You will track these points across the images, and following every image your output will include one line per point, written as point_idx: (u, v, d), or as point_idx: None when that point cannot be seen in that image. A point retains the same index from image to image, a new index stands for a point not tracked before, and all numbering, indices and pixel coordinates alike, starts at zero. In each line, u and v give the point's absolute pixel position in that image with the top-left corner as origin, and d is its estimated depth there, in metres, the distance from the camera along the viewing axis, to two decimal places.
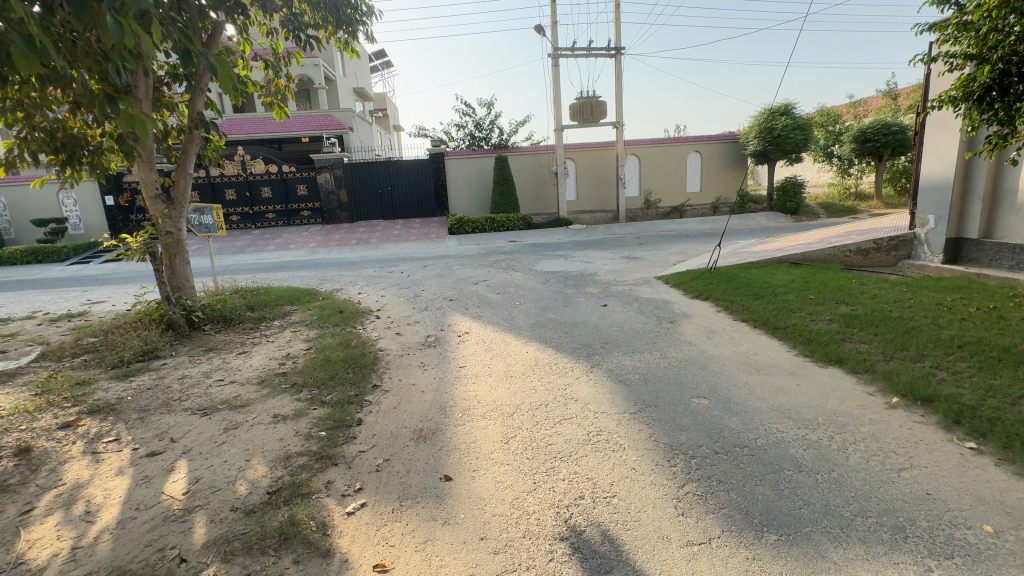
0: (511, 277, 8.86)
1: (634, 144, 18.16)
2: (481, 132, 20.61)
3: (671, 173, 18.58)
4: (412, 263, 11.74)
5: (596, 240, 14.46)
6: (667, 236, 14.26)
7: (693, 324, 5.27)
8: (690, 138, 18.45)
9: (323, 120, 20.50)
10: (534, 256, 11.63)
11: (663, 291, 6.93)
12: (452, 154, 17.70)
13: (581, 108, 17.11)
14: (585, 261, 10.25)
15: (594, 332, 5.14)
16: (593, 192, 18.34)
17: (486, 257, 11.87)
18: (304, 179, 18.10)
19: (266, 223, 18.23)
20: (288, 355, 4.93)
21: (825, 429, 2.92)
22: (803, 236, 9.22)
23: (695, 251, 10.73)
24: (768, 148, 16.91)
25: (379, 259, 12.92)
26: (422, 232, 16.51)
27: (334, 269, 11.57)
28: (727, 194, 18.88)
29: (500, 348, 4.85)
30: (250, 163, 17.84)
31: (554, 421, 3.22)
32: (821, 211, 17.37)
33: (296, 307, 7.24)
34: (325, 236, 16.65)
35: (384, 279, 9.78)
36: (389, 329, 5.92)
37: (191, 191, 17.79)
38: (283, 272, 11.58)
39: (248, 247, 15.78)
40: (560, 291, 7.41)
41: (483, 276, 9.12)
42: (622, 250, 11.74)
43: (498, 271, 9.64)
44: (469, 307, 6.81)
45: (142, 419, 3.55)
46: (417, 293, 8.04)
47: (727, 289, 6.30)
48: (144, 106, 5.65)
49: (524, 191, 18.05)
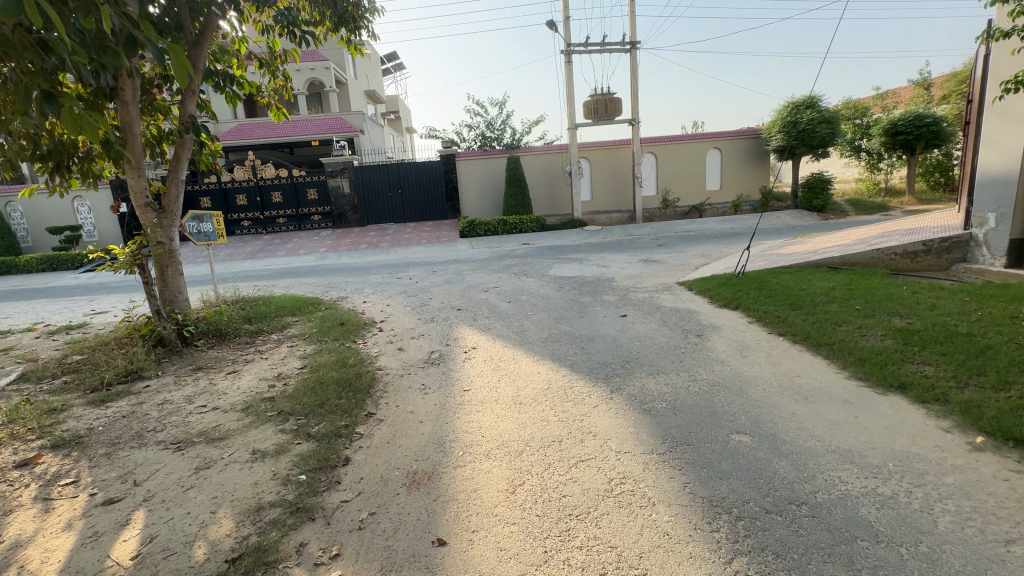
0: (523, 283, 8.42)
1: (651, 141, 17.56)
2: (493, 132, 20.20)
3: (689, 171, 17.93)
4: (421, 268, 11.38)
5: (612, 242, 13.93)
6: (687, 237, 13.68)
7: (723, 338, 4.75)
8: (710, 134, 17.76)
9: (333, 123, 20.35)
10: (548, 259, 11.17)
11: (686, 299, 6.41)
12: (463, 155, 17.33)
13: (595, 105, 16.59)
14: (601, 265, 9.75)
15: (613, 348, 4.66)
16: (609, 192, 17.78)
17: (497, 261, 11.45)
18: (314, 183, 17.92)
19: (277, 229, 18.10)
20: (280, 375, 4.55)
21: (899, 480, 2.40)
22: (838, 236, 8.59)
23: (718, 254, 10.15)
24: (792, 143, 16.20)
25: (388, 264, 12.60)
26: (433, 235, 16.17)
27: (342, 275, 11.27)
28: (749, 192, 18.15)
29: (510, 368, 4.40)
30: (261, 168, 17.74)
31: (569, 464, 2.75)
32: (850, 208, 16.55)
33: (296, 318, 6.90)
34: (336, 241, 16.42)
35: (392, 286, 9.43)
36: (392, 344, 5.52)
37: (203, 197, 17.76)
38: (290, 279, 11.32)
39: (258, 253, 15.63)
40: (575, 300, 6.94)
41: (493, 283, 8.70)
42: (640, 253, 11.21)
43: (510, 276, 9.21)
44: (478, 317, 6.39)
45: (107, 455, 3.20)
46: (424, 302, 7.66)
47: (758, 297, 5.77)
48: (132, 110, 5.36)
49: (537, 192, 17.56)
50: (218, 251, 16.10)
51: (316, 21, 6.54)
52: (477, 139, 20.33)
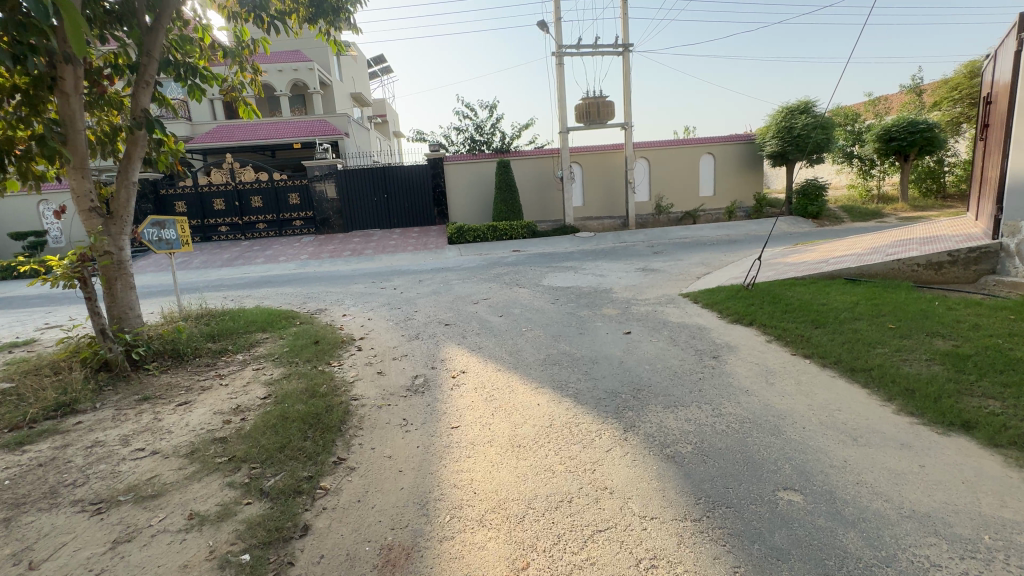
0: (515, 295, 7.90)
1: (644, 146, 17.21)
2: (482, 136, 19.70)
3: (683, 176, 17.60)
4: (407, 277, 10.79)
5: (605, 249, 13.48)
6: (683, 244, 13.30)
7: (743, 361, 4.25)
8: (703, 139, 17.47)
9: (317, 126, 19.70)
10: (540, 268, 10.65)
11: (693, 314, 5.93)
12: (451, 159, 16.82)
13: (588, 108, 16.18)
14: (597, 275, 9.26)
15: (621, 373, 4.13)
16: (601, 197, 17.37)
17: (487, 270, 10.90)
18: (296, 187, 17.23)
19: (256, 234, 17.35)
20: (238, 408, 3.93)
21: (1004, 564, 1.91)
22: (845, 244, 8.20)
23: (718, 262, 9.73)
24: (787, 149, 15.97)
25: (372, 272, 11.98)
26: (420, 242, 15.58)
27: (322, 285, 10.63)
28: (743, 198, 17.87)
29: (506, 398, 3.83)
30: (240, 171, 17.02)
31: (583, 537, 2.21)
32: (844, 215, 16.34)
33: (266, 335, 6.26)
34: (318, 247, 15.76)
35: (375, 297, 8.82)
36: (370, 366, 4.92)
37: (178, 201, 16.98)
38: (266, 288, 10.65)
39: (235, 261, 14.91)
40: (572, 314, 6.43)
41: (484, 294, 8.16)
42: (636, 261, 10.76)
43: (501, 287, 8.67)
44: (467, 334, 5.84)
45: (5, 523, 2.57)
46: (409, 316, 7.09)
47: (773, 311, 5.30)
48: (75, 102, 4.72)
49: (528, 198, 17.07)
50: (193, 258, 15.32)
51: (289, 9, 5.99)
52: (465, 143, 19.81)
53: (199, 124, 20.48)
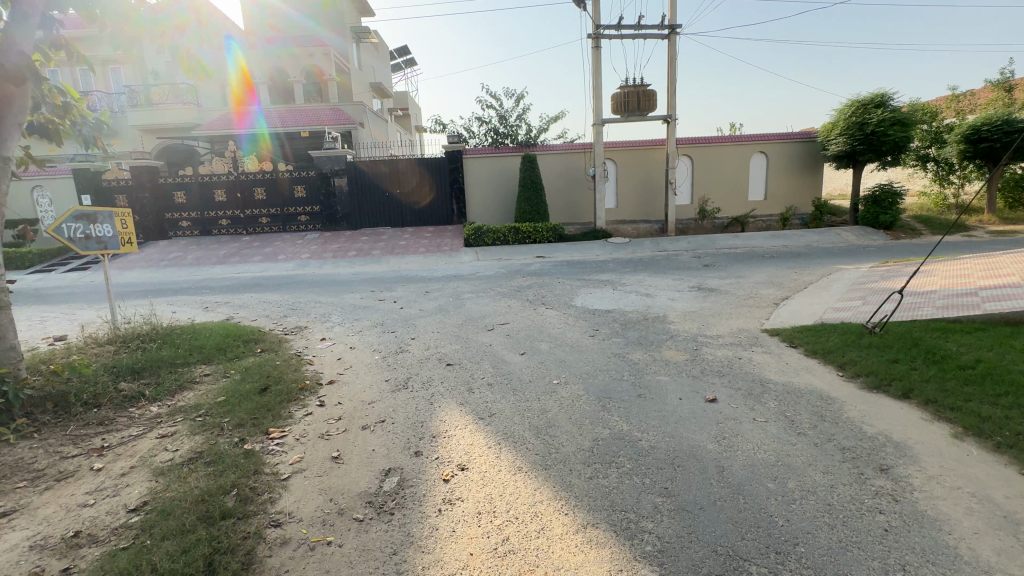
0: (542, 319, 6.20)
1: (688, 142, 15.28)
2: (506, 128, 18.00)
3: (731, 178, 15.62)
4: (412, 286, 9.25)
5: (644, 259, 11.70)
6: (735, 256, 11.43)
7: (940, 483, 2.47)
8: (755, 136, 15.46)
9: (330, 116, 18.40)
10: (570, 281, 8.92)
11: (799, 369, 4.14)
12: (472, 152, 15.23)
13: (626, 98, 14.34)
14: (641, 294, 7.50)
15: (733, 504, 2.38)
16: (637, 199, 15.52)
17: (507, 281, 9.22)
18: (302, 178, 15.82)
19: (259, 230, 16.03)
20: (73, 540, 2.32)
21: None
22: (978, 267, 6.26)
23: (793, 282, 7.86)
24: (856, 148, 13.84)
25: (375, 277, 10.52)
26: (433, 243, 14.02)
27: (314, 292, 9.18)
28: (799, 204, 15.80)
29: (530, 555, 2.13)
30: (243, 160, 15.70)
31: None
32: (921, 226, 14.18)
33: (207, 370, 4.66)
34: (322, 245, 14.38)
35: (370, 313, 7.23)
36: (326, 443, 3.25)
37: (177, 191, 15.84)
38: (250, 294, 9.26)
39: (230, 258, 13.69)
40: (619, 355, 4.70)
41: (500, 315, 6.51)
42: (687, 276, 8.95)
43: (524, 306, 6.99)
44: (477, 383, 4.18)
45: None
46: (403, 345, 5.46)
47: (939, 377, 3.48)
48: None
49: (555, 197, 15.31)
50: (187, 254, 14.17)
51: None
52: (488, 135, 18.12)
53: (207, 111, 19.39)
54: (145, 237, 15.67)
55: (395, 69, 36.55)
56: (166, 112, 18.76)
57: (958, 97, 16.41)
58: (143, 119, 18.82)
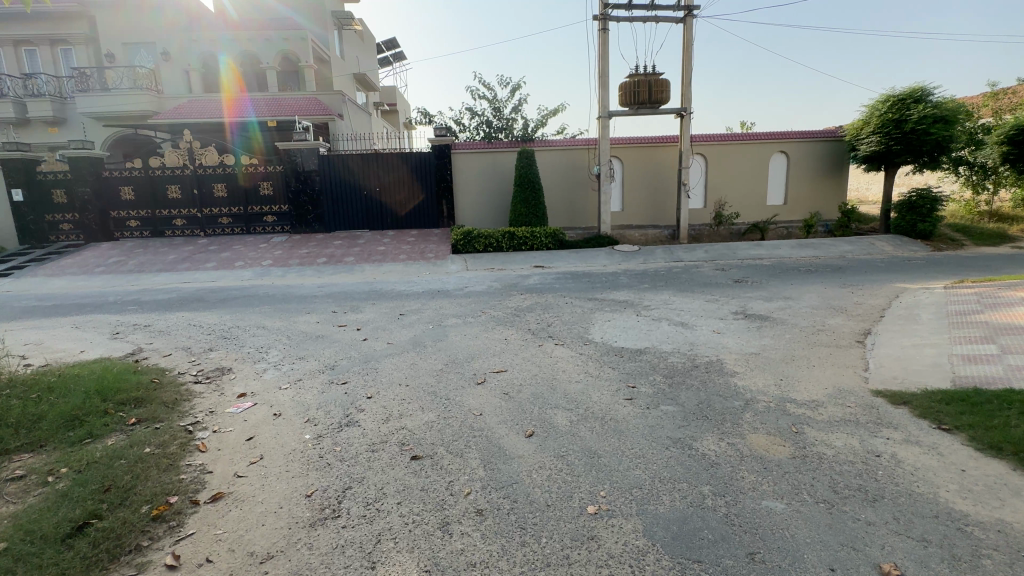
0: (551, 365, 4.52)
1: (703, 140, 13.73)
2: (500, 121, 16.30)
3: (748, 179, 14.09)
4: (384, 304, 7.55)
5: (659, 271, 10.10)
6: (764, 269, 9.89)
7: None
8: (776, 134, 13.97)
9: (306, 105, 16.69)
10: (579, 301, 7.26)
11: (996, 487, 2.49)
12: (461, 146, 13.55)
13: (636, 88, 12.75)
14: (674, 322, 5.87)
15: None
16: (645, 202, 13.93)
17: (500, 300, 7.55)
18: (268, 174, 13.99)
19: (218, 231, 14.14)
20: None
21: None
22: None
23: (861, 309, 6.29)
24: (893, 148, 12.37)
25: (342, 292, 8.78)
26: (416, 248, 12.31)
27: (260, 312, 7.40)
28: (823, 209, 14.34)
29: None
30: (200, 152, 13.84)
31: None
32: (961, 236, 12.76)
33: (23, 469, 2.90)
34: (289, 249, 12.60)
35: (320, 347, 5.49)
36: None
37: (125, 186, 13.95)
38: (180, 314, 7.47)
39: (180, 264, 11.84)
40: (682, 445, 2.99)
41: (492, 356, 4.81)
42: (721, 297, 7.33)
43: (524, 340, 5.30)
44: (458, 510, 2.45)
45: None
46: (352, 411, 3.70)
47: None
48: None
49: (553, 198, 13.64)
50: (131, 258, 12.29)
51: None
52: (479, 129, 16.41)
53: (168, 98, 17.47)
54: (86, 238, 13.73)
55: (381, 63, 34.75)
56: (120, 98, 16.79)
57: (995, 95, 14.99)
58: (94, 104, 16.85)
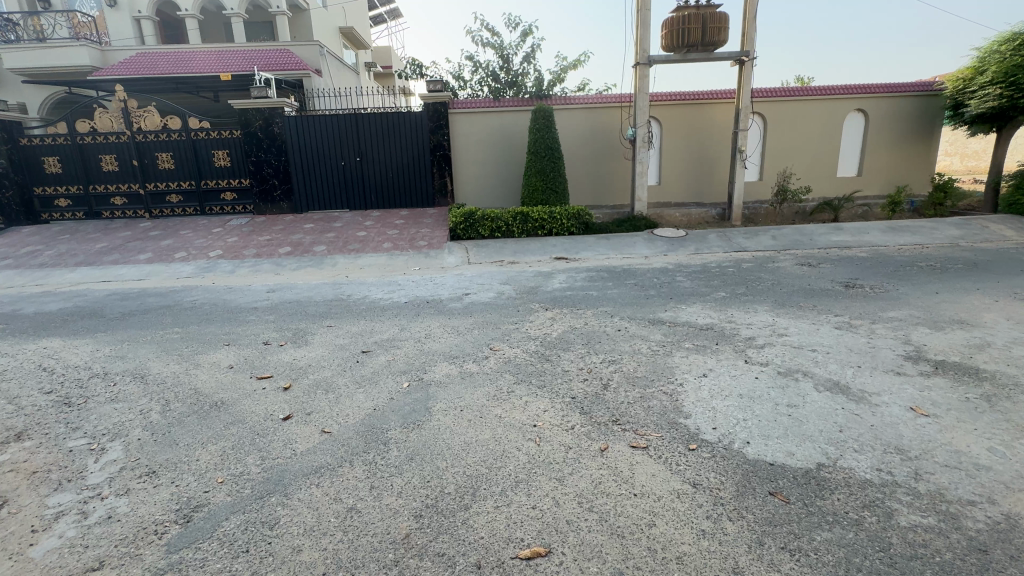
0: (645, 531, 2.10)
1: (763, 94, 10.92)
2: (509, 74, 13.42)
3: (818, 145, 11.32)
4: (345, 328, 5.09)
5: (725, 266, 7.56)
6: (869, 264, 7.33)
7: None
8: (856, 86, 11.11)
9: (275, 58, 13.91)
10: (639, 324, 4.77)
11: None
12: (460, 105, 10.82)
13: (685, 25, 9.89)
14: (824, 384, 3.40)
15: None
16: (688, 174, 11.25)
17: (518, 320, 5.07)
18: (223, 140, 11.36)
19: (166, 211, 11.65)
20: None
21: None
22: None
23: None
24: (1017, 102, 9.47)
25: (297, 300, 6.35)
26: (405, 234, 9.77)
27: (162, 339, 5.00)
28: (907, 182, 11.62)
29: None
30: (138, 114, 11.21)
31: None
32: None
33: None
34: (247, 235, 10.13)
35: (205, 437, 3.07)
36: None
37: (50, 156, 11.39)
38: (44, 343, 5.07)
39: (108, 254, 9.40)
40: None
41: (514, 494, 2.36)
42: (853, 319, 4.82)
43: (571, 434, 2.85)
44: None
45: None
46: None
47: None
48: None
49: (576, 170, 10.97)
50: (51, 247, 9.87)
51: None
52: (484, 84, 13.57)
53: (113, 51, 14.69)
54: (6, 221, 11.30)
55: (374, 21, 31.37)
56: (51, 49, 14.00)
57: None
58: (21, 57, 14.06)
